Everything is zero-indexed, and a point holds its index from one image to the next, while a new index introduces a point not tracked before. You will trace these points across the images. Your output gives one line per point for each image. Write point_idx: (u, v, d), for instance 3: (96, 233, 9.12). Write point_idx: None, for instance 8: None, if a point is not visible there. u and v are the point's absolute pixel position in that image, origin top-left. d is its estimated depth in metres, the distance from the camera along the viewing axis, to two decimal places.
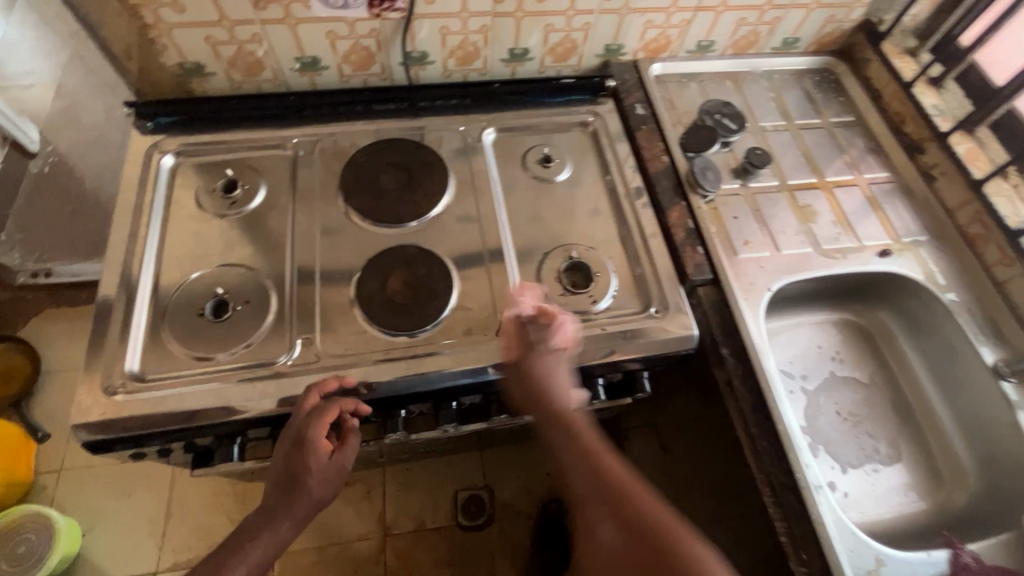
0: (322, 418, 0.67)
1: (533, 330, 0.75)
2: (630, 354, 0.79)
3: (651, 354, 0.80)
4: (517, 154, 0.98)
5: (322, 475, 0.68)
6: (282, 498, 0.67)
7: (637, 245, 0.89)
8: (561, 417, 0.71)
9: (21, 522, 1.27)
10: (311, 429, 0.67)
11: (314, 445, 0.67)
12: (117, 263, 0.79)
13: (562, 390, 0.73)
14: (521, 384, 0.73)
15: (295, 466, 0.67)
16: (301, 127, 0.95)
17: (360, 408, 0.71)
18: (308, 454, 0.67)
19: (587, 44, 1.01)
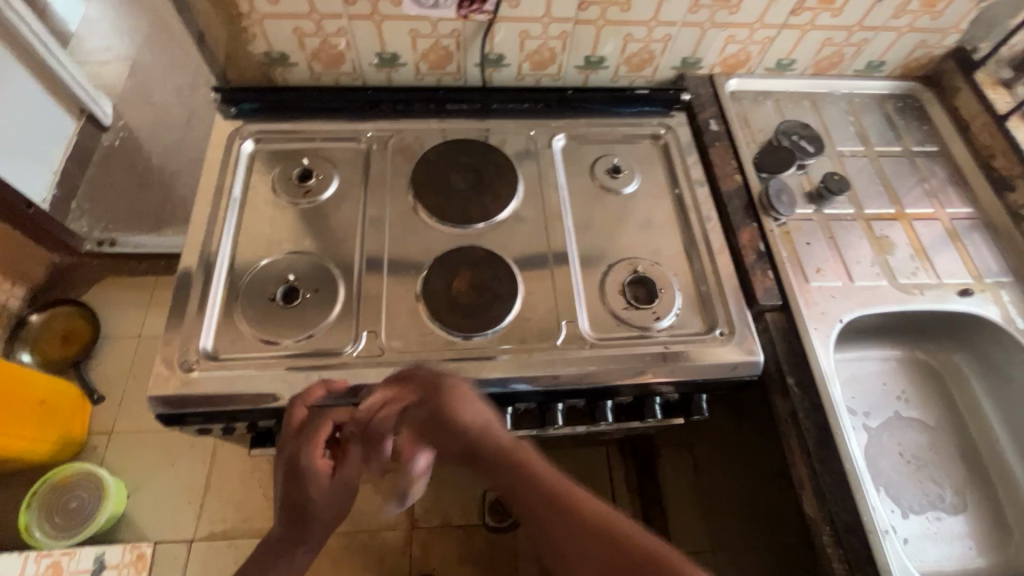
0: (315, 442, 0.68)
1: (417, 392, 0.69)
2: (664, 377, 0.77)
3: (688, 379, 0.78)
4: (586, 163, 0.97)
5: (330, 496, 0.68)
6: (296, 526, 0.68)
7: (705, 264, 0.87)
8: (503, 452, 0.62)
9: (73, 479, 1.33)
10: (306, 454, 0.67)
11: (313, 470, 0.67)
12: (197, 242, 0.82)
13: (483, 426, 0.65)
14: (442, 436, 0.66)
15: (301, 494, 0.67)
16: (376, 122, 0.97)
17: (355, 415, 0.71)
18: (310, 479, 0.67)
19: (664, 56, 1.00)
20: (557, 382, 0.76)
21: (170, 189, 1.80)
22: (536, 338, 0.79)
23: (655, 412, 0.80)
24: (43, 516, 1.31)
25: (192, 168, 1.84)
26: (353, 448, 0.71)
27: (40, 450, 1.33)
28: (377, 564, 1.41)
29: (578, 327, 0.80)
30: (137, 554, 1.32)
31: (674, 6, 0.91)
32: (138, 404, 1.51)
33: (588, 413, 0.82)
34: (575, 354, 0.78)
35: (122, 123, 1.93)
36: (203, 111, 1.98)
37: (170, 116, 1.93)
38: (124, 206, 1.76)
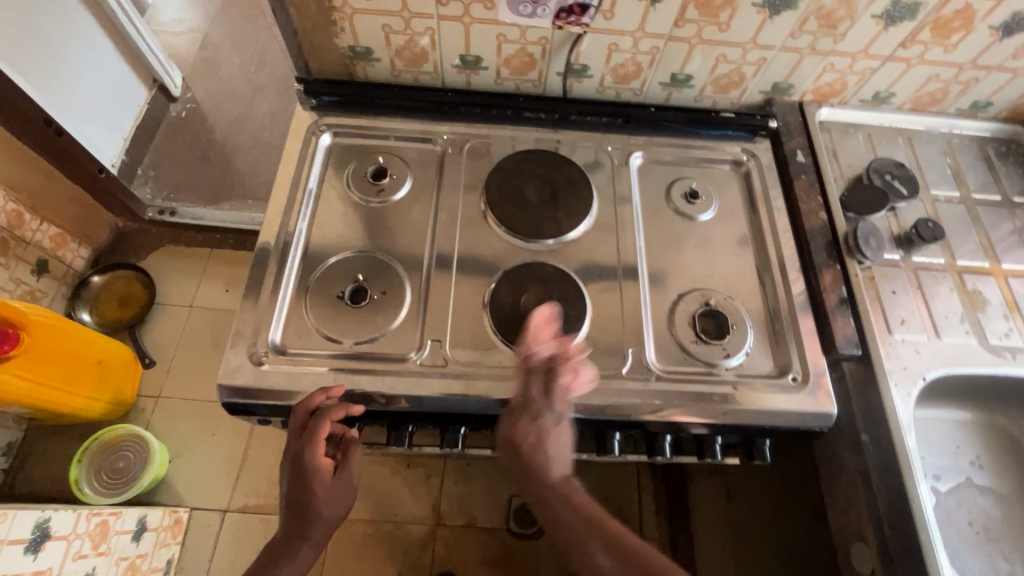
0: (316, 443, 0.69)
1: (545, 377, 0.72)
2: (693, 416, 0.74)
3: (726, 424, 0.75)
4: (662, 185, 0.94)
5: (331, 496, 0.71)
6: (299, 522, 0.71)
7: (781, 304, 0.84)
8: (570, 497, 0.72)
9: (122, 439, 1.39)
10: (308, 454, 0.69)
11: (315, 468, 0.70)
12: (272, 232, 0.83)
13: (563, 450, 0.73)
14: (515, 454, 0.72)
15: (304, 490, 0.70)
16: (452, 124, 0.96)
17: (351, 410, 0.69)
18: (313, 477, 0.70)
19: (755, 79, 0.95)
20: (597, 411, 0.74)
21: (230, 164, 1.84)
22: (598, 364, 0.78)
23: (715, 453, 0.77)
24: (92, 472, 1.35)
25: (252, 145, 1.88)
26: (354, 446, 0.73)
27: (95, 408, 1.39)
28: (402, 556, 1.41)
29: (645, 357, 0.79)
30: (176, 518, 1.34)
31: (776, 30, 0.86)
32: (186, 373, 1.56)
33: (645, 444, 0.79)
34: (640, 384, 0.76)
35: (190, 94, 1.97)
36: (267, 89, 2.01)
37: (235, 94, 1.98)
38: (187, 177, 1.80)
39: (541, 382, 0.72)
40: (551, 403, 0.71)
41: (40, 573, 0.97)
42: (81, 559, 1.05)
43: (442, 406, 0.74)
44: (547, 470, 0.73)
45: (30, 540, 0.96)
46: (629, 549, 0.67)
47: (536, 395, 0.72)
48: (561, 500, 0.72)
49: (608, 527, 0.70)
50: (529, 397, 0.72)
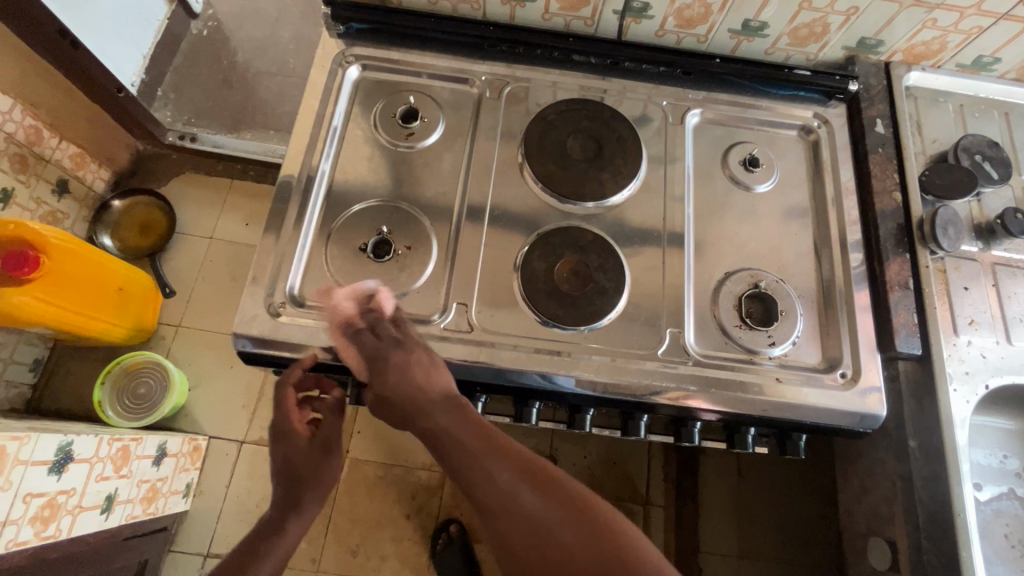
0: (285, 404, 0.68)
1: (378, 322, 0.67)
2: (708, 403, 0.69)
3: (738, 413, 0.70)
4: (719, 149, 0.85)
5: (311, 461, 0.68)
6: (290, 492, 0.67)
7: (837, 290, 0.77)
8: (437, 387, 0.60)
9: (142, 366, 1.41)
10: (283, 419, 0.69)
11: (291, 432, 0.68)
12: (292, 173, 0.77)
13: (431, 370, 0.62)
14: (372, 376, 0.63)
15: (284, 459, 0.68)
16: (492, 64, 0.87)
17: (309, 357, 0.68)
18: (290, 440, 0.68)
19: (840, 33, 0.83)
20: (616, 390, 0.69)
21: (252, 90, 1.75)
22: (629, 344, 0.72)
23: (747, 445, 0.72)
24: (114, 397, 1.38)
25: (275, 72, 1.78)
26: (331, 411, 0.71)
27: (115, 332, 1.40)
28: (409, 499, 1.42)
29: (685, 339, 0.73)
30: (194, 446, 1.37)
31: None
32: (205, 305, 1.55)
33: (673, 426, 0.74)
34: (677, 367, 0.71)
35: (212, 11, 1.85)
36: (293, 10, 1.88)
37: (260, 14, 1.86)
38: (208, 101, 1.72)
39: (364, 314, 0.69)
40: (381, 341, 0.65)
41: (64, 492, 0.99)
42: (103, 480, 1.08)
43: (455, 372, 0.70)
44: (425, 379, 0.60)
45: (54, 461, 0.97)
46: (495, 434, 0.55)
47: (365, 346, 0.65)
48: (443, 416, 0.57)
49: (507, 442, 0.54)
50: (364, 341, 0.66)
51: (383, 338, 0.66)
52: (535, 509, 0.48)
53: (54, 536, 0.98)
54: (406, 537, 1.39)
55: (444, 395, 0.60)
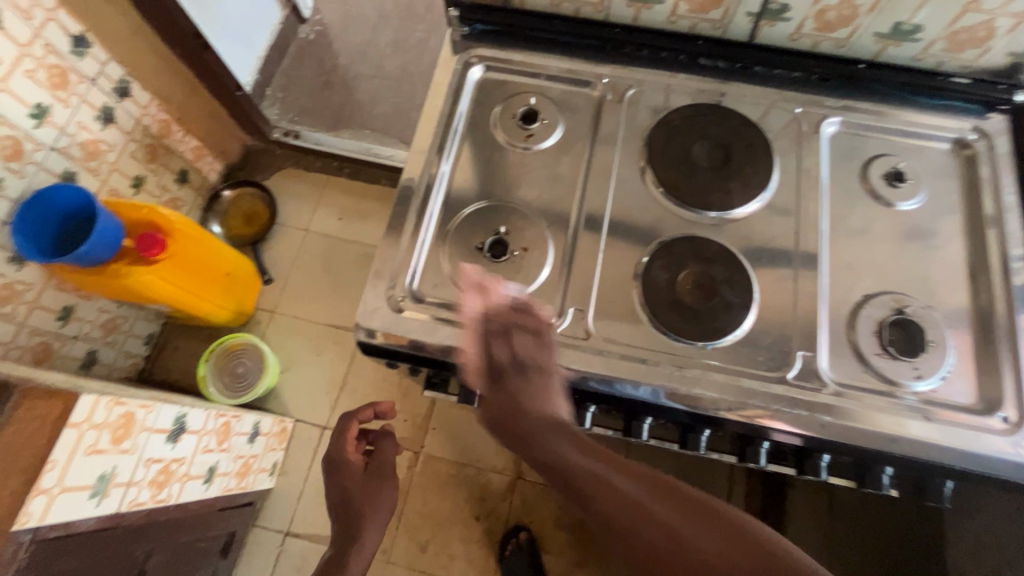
0: (343, 439, 0.86)
1: (521, 336, 0.65)
2: (783, 423, 0.65)
3: (861, 448, 0.65)
4: (858, 161, 0.79)
5: (363, 486, 0.82)
6: (346, 518, 0.80)
7: (993, 324, 0.69)
8: (543, 414, 0.62)
9: (241, 347, 1.49)
10: (340, 451, 0.85)
11: (346, 463, 0.84)
12: (414, 171, 0.78)
13: (543, 387, 0.63)
14: (500, 393, 0.63)
15: (342, 487, 0.83)
16: (614, 66, 0.85)
17: (374, 408, 0.90)
18: (344, 470, 0.84)
19: (1008, 37, 0.73)
20: (739, 413, 0.65)
21: (352, 92, 1.83)
22: (754, 364, 0.68)
23: (881, 485, 0.67)
24: (216, 374, 1.47)
25: (374, 74, 1.85)
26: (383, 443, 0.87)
27: (221, 314, 1.50)
28: (479, 502, 1.42)
29: (818, 364, 0.68)
30: (282, 427, 1.44)
31: None
32: (300, 294, 1.63)
33: (796, 458, 0.71)
34: (809, 394, 0.66)
35: (319, 17, 1.95)
36: (393, 16, 1.96)
37: (362, 19, 1.95)
38: (311, 101, 1.81)
39: (489, 316, 0.66)
40: (514, 345, 0.65)
41: (177, 460, 1.06)
42: (208, 452, 1.15)
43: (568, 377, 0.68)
44: (534, 403, 0.62)
45: (171, 430, 1.04)
46: (607, 456, 0.59)
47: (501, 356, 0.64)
48: (563, 445, 0.60)
49: (620, 461, 0.59)
50: (493, 352, 0.65)
51: (519, 357, 0.64)
52: (673, 518, 0.53)
53: (166, 500, 1.05)
54: (474, 538, 1.39)
55: (552, 418, 0.62)
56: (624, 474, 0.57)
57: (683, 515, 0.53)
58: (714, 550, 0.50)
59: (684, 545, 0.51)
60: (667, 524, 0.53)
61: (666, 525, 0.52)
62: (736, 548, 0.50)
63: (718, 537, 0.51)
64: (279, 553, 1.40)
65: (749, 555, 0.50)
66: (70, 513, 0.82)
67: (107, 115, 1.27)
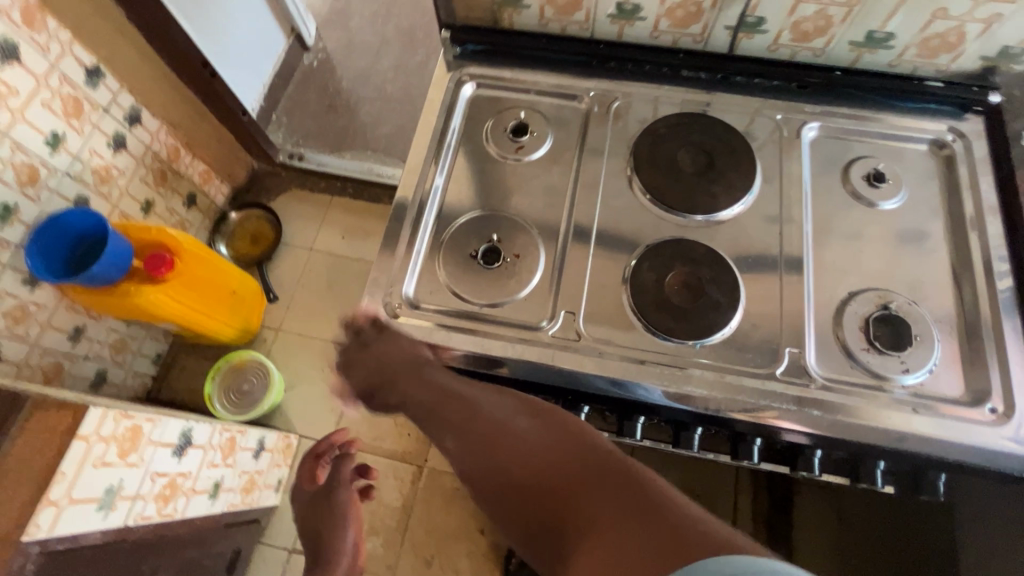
0: (308, 467, 1.07)
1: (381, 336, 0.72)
2: (773, 417, 0.66)
3: (854, 442, 0.65)
4: (840, 164, 0.82)
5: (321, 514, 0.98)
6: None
7: (978, 318, 0.71)
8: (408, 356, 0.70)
9: (247, 364, 1.52)
10: (299, 476, 1.06)
11: (298, 490, 1.04)
12: (410, 183, 0.82)
13: (400, 342, 0.71)
14: (363, 357, 0.72)
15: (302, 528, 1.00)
16: (600, 80, 0.89)
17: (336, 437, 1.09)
18: (298, 490, 1.04)
19: (977, 42, 0.77)
20: (730, 409, 0.67)
21: (355, 115, 1.89)
22: (743, 361, 0.69)
23: (874, 479, 0.68)
24: (222, 391, 1.50)
25: (375, 97, 1.92)
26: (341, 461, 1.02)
27: (227, 332, 1.53)
28: (484, 515, 1.42)
29: (805, 360, 0.69)
30: (287, 444, 1.45)
31: None
32: (304, 311, 1.66)
33: (789, 455, 0.71)
34: (798, 389, 0.67)
35: (323, 45, 2.03)
36: (393, 42, 2.03)
37: (364, 45, 2.02)
38: (315, 125, 1.87)
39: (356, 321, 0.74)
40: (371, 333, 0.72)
41: (183, 474, 1.08)
42: (213, 467, 1.17)
43: (561, 378, 0.70)
44: (394, 352, 0.71)
45: (177, 444, 1.06)
46: (463, 382, 0.69)
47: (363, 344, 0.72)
48: (425, 374, 0.69)
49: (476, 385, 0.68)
50: (355, 343, 0.73)
51: (379, 336, 0.72)
52: (513, 421, 0.63)
53: (173, 514, 1.07)
54: (480, 552, 1.39)
55: (413, 357, 0.70)
56: (478, 393, 0.67)
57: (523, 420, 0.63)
58: (542, 444, 0.60)
59: (516, 442, 0.61)
60: (507, 425, 0.63)
61: (508, 427, 0.63)
62: (560, 441, 0.60)
63: (546, 433, 0.61)
64: (284, 570, 1.40)
65: (568, 444, 0.60)
66: (77, 525, 0.84)
67: (119, 141, 1.33)
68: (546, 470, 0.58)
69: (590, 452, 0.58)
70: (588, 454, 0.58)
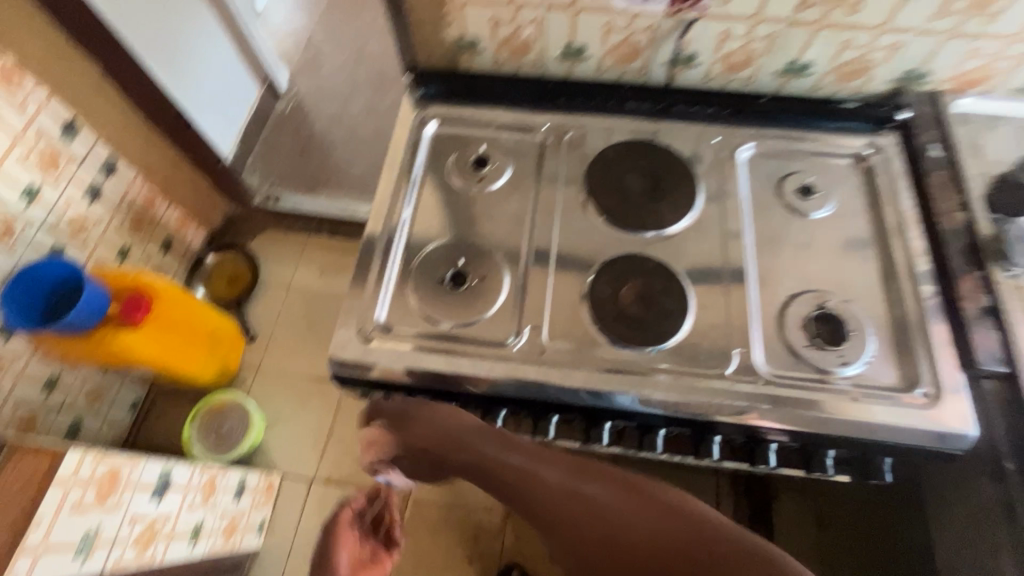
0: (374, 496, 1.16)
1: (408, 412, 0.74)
2: (727, 413, 0.71)
3: (802, 431, 0.71)
4: (773, 180, 0.89)
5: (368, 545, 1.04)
6: None
7: (905, 310, 0.77)
8: (472, 431, 0.70)
9: (227, 405, 1.52)
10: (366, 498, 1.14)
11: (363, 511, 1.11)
12: (379, 216, 0.87)
13: (454, 418, 0.71)
14: (414, 430, 0.72)
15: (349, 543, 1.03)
16: (551, 114, 0.96)
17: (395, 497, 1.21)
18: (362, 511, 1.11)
19: (883, 67, 0.87)
20: (686, 408, 0.71)
21: (329, 156, 1.95)
22: (697, 364, 0.75)
23: (825, 467, 0.73)
24: (201, 433, 1.48)
25: (348, 139, 1.99)
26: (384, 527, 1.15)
27: (205, 374, 1.53)
28: (472, 542, 1.41)
29: (753, 358, 0.75)
30: (268, 484, 1.44)
31: (916, 10, 0.78)
32: (283, 348, 1.68)
33: (746, 450, 0.76)
34: (747, 386, 0.73)
35: (295, 91, 2.11)
36: (364, 86, 2.12)
37: (336, 89, 2.10)
38: (289, 167, 1.92)
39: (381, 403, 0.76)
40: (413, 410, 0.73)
41: (162, 517, 1.07)
42: (192, 510, 1.15)
43: (531, 394, 0.74)
44: (453, 423, 0.71)
45: (156, 486, 1.06)
46: (540, 455, 0.67)
47: (402, 421, 0.73)
48: (497, 451, 0.67)
49: (556, 457, 0.66)
50: (395, 419, 0.74)
51: (420, 413, 0.73)
52: (608, 499, 0.61)
53: (151, 561, 1.04)
54: None
55: (477, 427, 0.70)
56: (559, 466, 0.65)
57: (613, 496, 0.61)
58: (643, 521, 0.58)
59: (610, 518, 0.59)
60: (599, 503, 0.61)
61: (597, 506, 0.60)
62: (664, 518, 0.58)
63: (647, 509, 0.59)
64: None
65: (672, 520, 0.58)
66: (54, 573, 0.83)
67: (95, 191, 1.36)
68: (658, 548, 0.56)
69: (699, 530, 0.57)
70: (699, 531, 0.56)
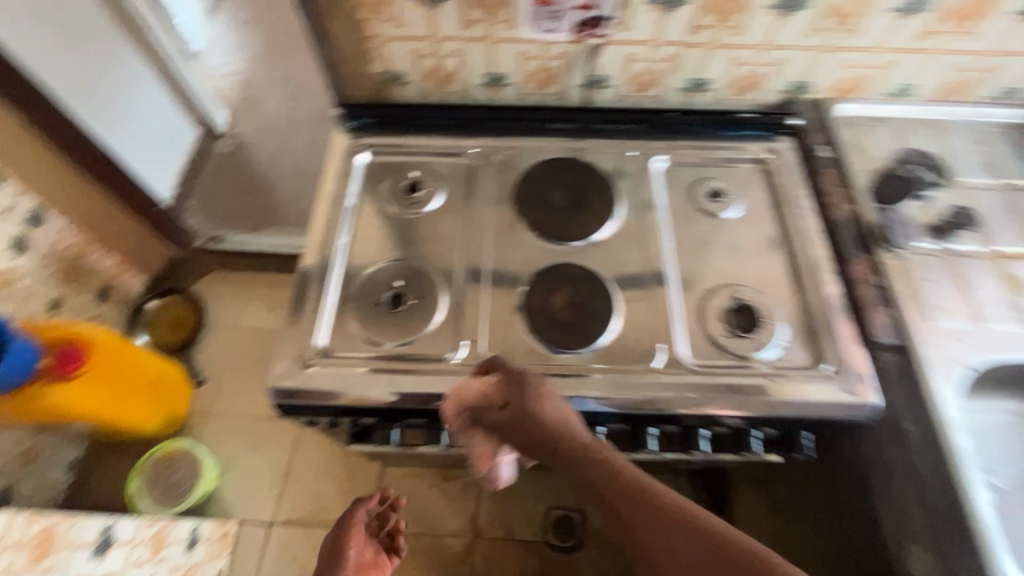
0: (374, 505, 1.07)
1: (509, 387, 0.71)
2: (656, 404, 0.75)
3: (724, 414, 0.76)
4: (686, 186, 0.97)
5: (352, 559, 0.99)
6: None
7: (810, 296, 0.85)
8: (569, 430, 0.66)
9: (176, 453, 1.46)
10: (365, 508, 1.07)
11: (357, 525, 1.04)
12: (315, 245, 0.89)
13: (562, 407, 0.68)
14: (515, 400, 0.69)
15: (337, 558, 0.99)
16: (478, 138, 1.01)
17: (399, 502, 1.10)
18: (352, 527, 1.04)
19: (771, 80, 0.96)
20: (618, 403, 0.76)
21: (272, 193, 1.94)
22: (626, 361, 0.79)
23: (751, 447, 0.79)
24: (147, 487, 1.42)
25: (292, 174, 1.99)
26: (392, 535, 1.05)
27: (150, 424, 1.48)
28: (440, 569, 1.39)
29: (676, 352, 0.80)
30: None
31: (790, 29, 0.88)
32: (234, 390, 1.64)
33: (682, 441, 0.81)
34: (673, 377, 0.77)
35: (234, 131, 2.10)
36: (304, 122, 2.14)
37: (276, 127, 2.11)
38: (232, 206, 1.91)
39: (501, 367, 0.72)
40: (522, 383, 0.70)
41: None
42: (140, 566, 1.11)
43: None
44: (545, 417, 0.67)
45: (97, 543, 1.07)
46: (623, 477, 0.60)
47: (502, 390, 0.70)
48: (585, 461, 0.63)
49: (642, 485, 0.59)
50: (503, 387, 0.71)
51: (535, 391, 0.69)
52: (677, 545, 0.53)
53: None
54: None
55: (578, 433, 0.66)
56: (636, 496, 0.58)
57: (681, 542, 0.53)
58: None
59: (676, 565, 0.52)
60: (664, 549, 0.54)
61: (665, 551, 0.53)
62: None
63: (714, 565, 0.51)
64: None
65: None
66: None
67: (21, 243, 1.31)
68: None
69: None
70: None
